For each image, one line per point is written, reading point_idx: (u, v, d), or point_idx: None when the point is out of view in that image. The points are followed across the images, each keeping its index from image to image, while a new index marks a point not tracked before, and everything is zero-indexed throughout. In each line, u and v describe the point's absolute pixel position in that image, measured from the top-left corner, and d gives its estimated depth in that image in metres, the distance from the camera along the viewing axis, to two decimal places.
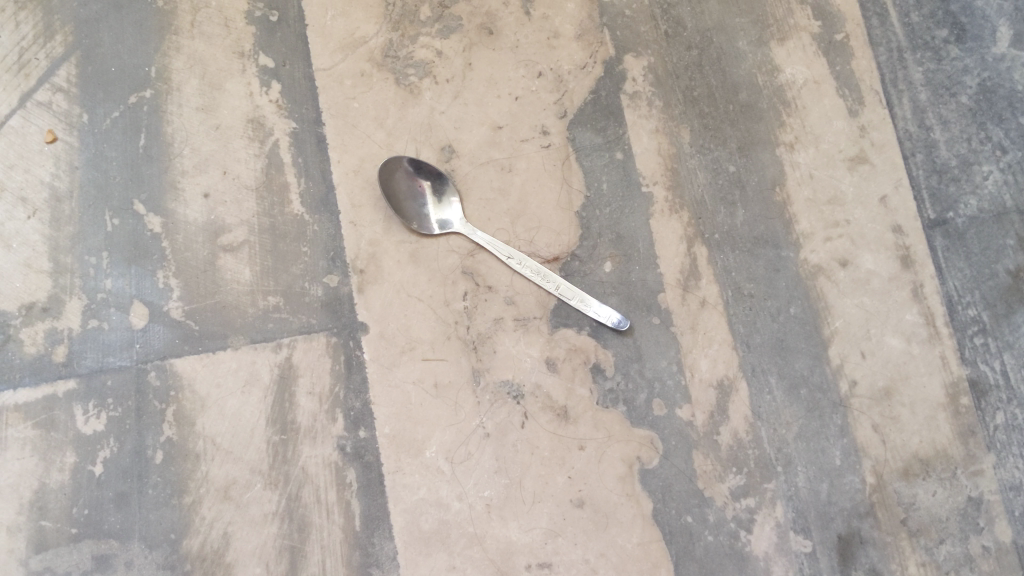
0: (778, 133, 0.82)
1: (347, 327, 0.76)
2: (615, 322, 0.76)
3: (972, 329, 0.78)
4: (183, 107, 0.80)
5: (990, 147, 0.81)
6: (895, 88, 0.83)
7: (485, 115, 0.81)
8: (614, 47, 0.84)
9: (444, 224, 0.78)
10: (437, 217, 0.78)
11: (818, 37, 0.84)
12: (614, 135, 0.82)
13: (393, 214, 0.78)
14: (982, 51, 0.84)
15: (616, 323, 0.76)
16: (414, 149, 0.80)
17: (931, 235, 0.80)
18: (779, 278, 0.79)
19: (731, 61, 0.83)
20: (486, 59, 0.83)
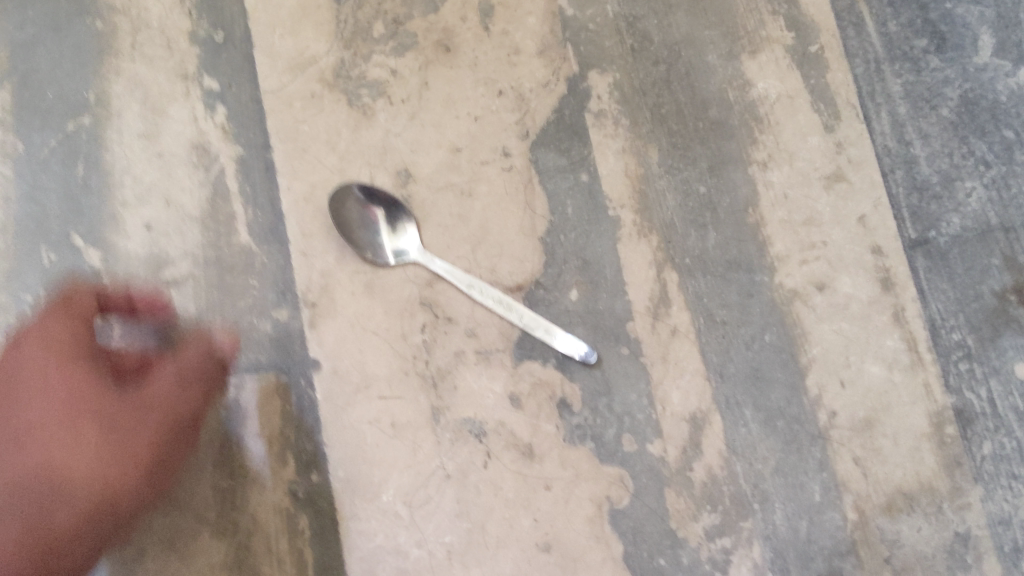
0: (751, 152, 0.78)
1: (298, 364, 0.73)
2: (583, 354, 0.72)
3: (957, 354, 0.74)
4: (124, 133, 0.77)
5: (973, 162, 0.78)
6: (872, 102, 0.79)
7: (443, 137, 0.77)
8: (578, 63, 0.80)
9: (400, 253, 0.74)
10: (392, 246, 0.74)
11: (791, 49, 0.80)
12: (579, 156, 0.78)
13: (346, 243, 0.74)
14: (963, 61, 0.80)
15: (583, 355, 0.72)
16: (368, 173, 0.76)
17: (912, 256, 0.76)
18: (754, 304, 0.75)
19: (700, 76, 0.80)
20: (444, 78, 0.79)
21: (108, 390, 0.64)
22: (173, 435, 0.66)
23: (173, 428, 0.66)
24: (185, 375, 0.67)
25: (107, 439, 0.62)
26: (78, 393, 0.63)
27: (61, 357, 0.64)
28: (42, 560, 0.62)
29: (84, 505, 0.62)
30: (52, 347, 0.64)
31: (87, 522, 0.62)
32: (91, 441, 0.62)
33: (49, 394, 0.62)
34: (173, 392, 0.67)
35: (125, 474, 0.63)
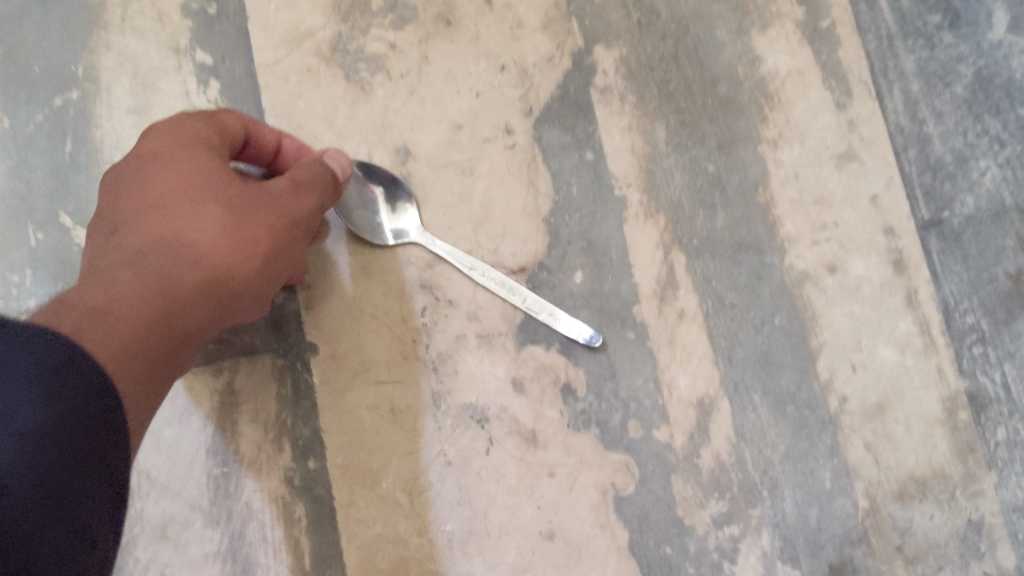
0: (760, 130, 0.76)
1: (294, 348, 0.71)
2: (587, 337, 0.70)
3: (970, 338, 0.72)
4: (114, 108, 0.74)
5: (987, 141, 0.76)
6: (885, 79, 0.77)
7: (443, 113, 0.75)
8: (583, 37, 0.77)
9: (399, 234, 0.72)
10: (390, 226, 0.72)
11: (802, 25, 0.78)
12: (584, 133, 0.75)
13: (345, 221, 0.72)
14: (977, 37, 0.78)
15: (588, 339, 0.70)
16: (366, 151, 0.74)
17: (925, 238, 0.74)
18: (763, 286, 0.73)
19: (709, 51, 0.77)
20: (444, 52, 0.76)
21: (229, 178, 0.62)
22: (296, 236, 0.64)
23: (295, 230, 0.64)
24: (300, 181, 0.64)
25: (230, 205, 0.61)
26: (206, 180, 0.61)
27: (190, 149, 0.62)
28: (168, 326, 0.54)
29: (208, 265, 0.58)
30: (181, 139, 0.63)
31: (207, 286, 0.58)
32: (213, 222, 0.60)
33: (182, 173, 0.61)
34: (291, 191, 0.64)
35: (251, 240, 0.60)
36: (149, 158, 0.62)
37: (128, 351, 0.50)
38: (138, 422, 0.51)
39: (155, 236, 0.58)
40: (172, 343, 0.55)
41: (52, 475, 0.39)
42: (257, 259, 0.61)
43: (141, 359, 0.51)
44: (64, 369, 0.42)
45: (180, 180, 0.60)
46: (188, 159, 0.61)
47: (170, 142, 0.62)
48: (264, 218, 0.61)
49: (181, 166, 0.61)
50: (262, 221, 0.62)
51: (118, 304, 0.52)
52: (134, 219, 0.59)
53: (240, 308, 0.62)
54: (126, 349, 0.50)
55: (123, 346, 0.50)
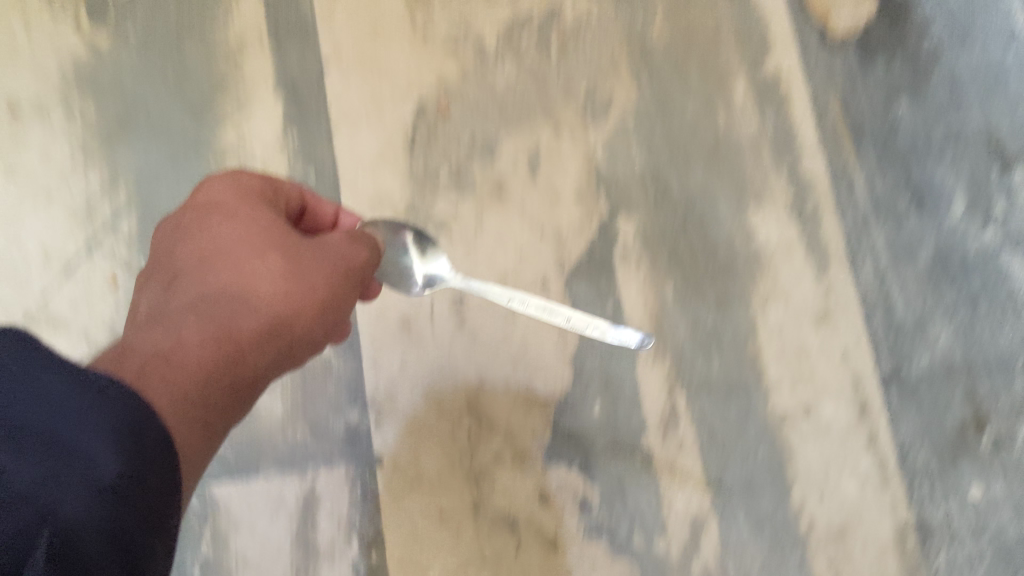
0: (752, 292, 0.92)
1: (364, 459, 0.87)
2: (637, 341, 0.72)
3: (920, 476, 0.87)
4: None
5: (943, 309, 0.91)
6: (857, 253, 0.93)
7: (493, 268, 0.92)
8: (608, 208, 0.94)
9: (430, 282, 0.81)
10: (422, 270, 0.82)
11: (790, 204, 0.94)
12: (606, 288, 0.92)
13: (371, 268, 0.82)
14: (938, 220, 0.93)
15: (638, 342, 0.72)
16: (431, 296, 0.91)
17: (886, 388, 0.90)
18: (749, 423, 0.89)
19: (712, 224, 0.93)
20: (496, 217, 0.93)
21: (287, 224, 0.67)
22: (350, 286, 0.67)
23: (349, 281, 0.67)
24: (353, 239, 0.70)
25: (291, 247, 0.64)
26: (264, 225, 0.66)
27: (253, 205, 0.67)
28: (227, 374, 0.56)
29: (268, 313, 0.60)
30: (235, 194, 0.68)
31: (268, 335, 0.60)
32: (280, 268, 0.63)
33: (245, 222, 0.65)
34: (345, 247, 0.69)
35: (313, 290, 0.63)
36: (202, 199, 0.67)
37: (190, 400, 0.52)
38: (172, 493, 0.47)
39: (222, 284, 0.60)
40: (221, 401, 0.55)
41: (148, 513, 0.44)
42: (317, 304, 0.63)
43: (203, 402, 0.53)
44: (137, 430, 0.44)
45: (239, 220, 0.65)
46: (250, 206, 0.68)
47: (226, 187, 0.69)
48: (325, 258, 0.66)
49: (239, 211, 0.66)
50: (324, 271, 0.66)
51: (170, 353, 0.53)
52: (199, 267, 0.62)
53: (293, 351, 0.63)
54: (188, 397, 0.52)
55: (190, 392, 0.52)
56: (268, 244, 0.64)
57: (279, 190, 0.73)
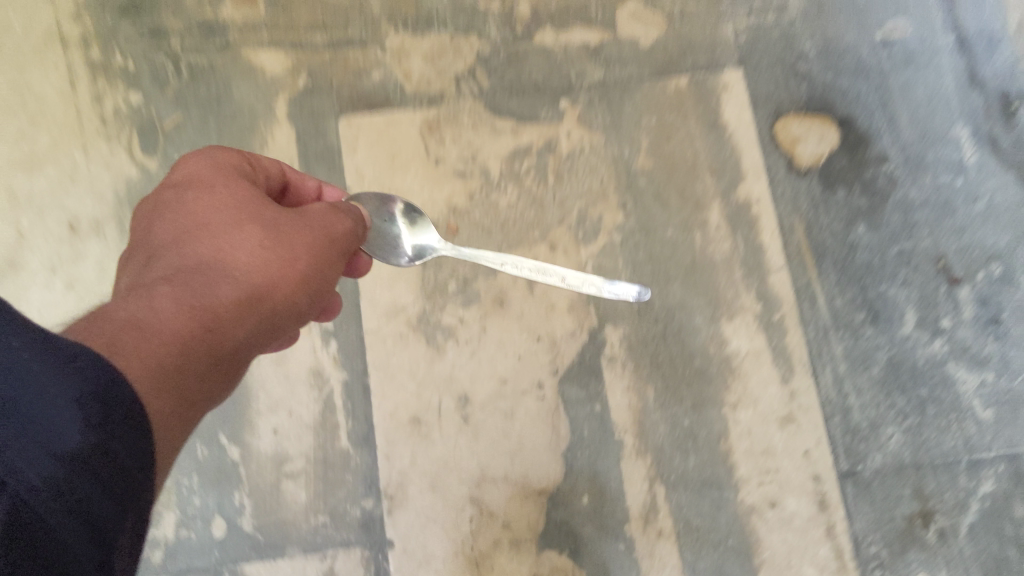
0: (724, 395, 1.03)
1: (378, 542, 0.99)
2: (634, 292, 0.88)
3: (872, 564, 0.99)
4: (261, 359, 1.03)
5: (894, 413, 1.03)
6: (819, 362, 1.04)
7: (494, 370, 1.03)
8: (597, 317, 1.05)
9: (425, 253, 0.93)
10: (412, 240, 0.94)
11: (758, 316, 1.06)
12: (595, 390, 1.03)
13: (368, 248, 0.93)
14: (891, 331, 1.05)
15: (635, 293, 0.88)
16: (438, 395, 1.02)
17: (843, 484, 1.01)
18: (721, 514, 1.00)
19: (688, 333, 1.05)
20: (498, 324, 1.05)
21: (263, 201, 0.72)
22: (333, 252, 0.73)
23: (331, 250, 0.73)
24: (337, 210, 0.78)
25: (264, 213, 0.70)
26: (240, 202, 0.70)
27: (227, 182, 0.72)
28: (211, 338, 0.59)
29: (247, 283, 0.64)
30: (209, 173, 0.73)
31: (248, 299, 0.64)
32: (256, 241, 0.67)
33: (217, 193, 0.70)
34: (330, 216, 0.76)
35: (290, 256, 0.68)
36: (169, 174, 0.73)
37: (173, 360, 0.54)
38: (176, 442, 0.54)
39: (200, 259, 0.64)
40: (207, 357, 0.58)
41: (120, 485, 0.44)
42: (292, 268, 0.68)
43: (181, 360, 0.55)
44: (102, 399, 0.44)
45: (211, 190, 0.70)
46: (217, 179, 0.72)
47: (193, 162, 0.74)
48: (298, 222, 0.71)
49: (210, 183, 0.71)
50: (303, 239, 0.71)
51: (153, 321, 0.55)
52: (179, 244, 0.66)
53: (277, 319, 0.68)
54: (169, 356, 0.54)
55: (168, 355, 0.54)
56: (237, 212, 0.69)
57: (255, 166, 0.79)
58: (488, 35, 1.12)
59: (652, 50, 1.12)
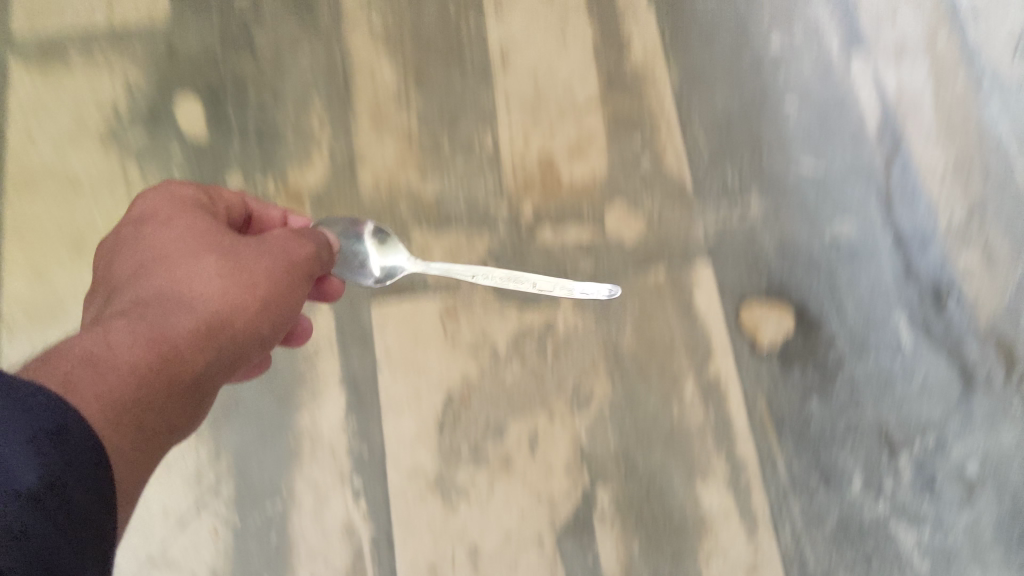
0: (698, 549, 1.20)
1: None
2: (606, 292, 1.24)
3: None
4: (302, 513, 1.20)
5: (844, 565, 1.20)
6: (779, 520, 1.22)
7: (500, 526, 1.20)
8: (589, 478, 1.23)
9: (394, 273, 1.26)
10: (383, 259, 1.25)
11: (728, 479, 1.23)
12: (587, 543, 1.20)
13: (346, 272, 1.25)
14: (840, 493, 1.22)
15: (607, 292, 1.24)
16: (453, 547, 1.19)
17: None
18: None
19: (668, 493, 1.22)
20: (504, 484, 1.22)
21: (215, 237, 0.92)
22: (283, 273, 0.94)
23: (283, 272, 0.94)
24: (293, 236, 1.00)
25: (232, 255, 0.91)
26: (193, 239, 0.91)
27: (182, 222, 0.93)
28: (168, 361, 0.77)
29: (204, 309, 0.84)
30: (167, 215, 0.94)
31: (204, 325, 0.83)
32: (210, 273, 0.87)
33: (171, 233, 0.91)
34: (285, 244, 0.97)
35: (240, 282, 0.88)
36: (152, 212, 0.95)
37: (129, 381, 0.73)
38: (145, 453, 0.72)
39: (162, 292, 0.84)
40: (168, 374, 0.77)
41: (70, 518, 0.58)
42: (254, 306, 0.89)
43: (140, 380, 0.73)
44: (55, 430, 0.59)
45: (189, 232, 0.92)
46: (194, 224, 0.94)
47: (172, 205, 0.97)
48: (260, 264, 0.92)
49: (181, 224, 0.93)
50: (253, 265, 0.91)
51: (113, 351, 0.74)
52: (146, 278, 0.86)
53: (239, 350, 0.88)
54: (124, 378, 0.72)
55: (127, 377, 0.72)
56: (205, 251, 0.90)
57: (207, 203, 1.01)
58: (498, 233, 1.33)
59: (636, 247, 1.33)
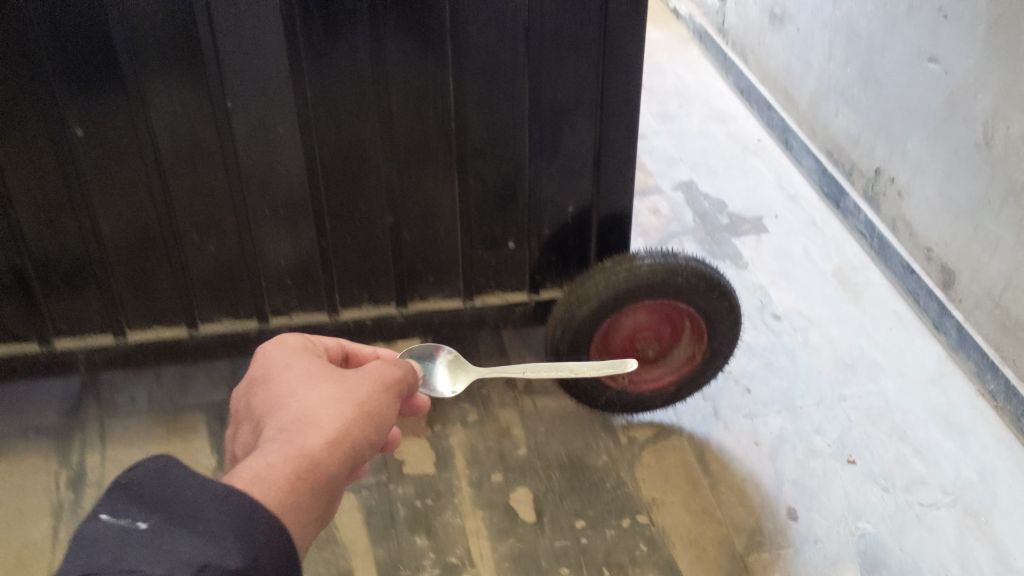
0: None
1: None
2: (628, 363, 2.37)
3: None
4: None
5: None
6: None
7: None
8: None
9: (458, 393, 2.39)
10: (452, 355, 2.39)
11: None
12: None
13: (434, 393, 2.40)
14: None
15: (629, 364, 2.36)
16: None
17: None
18: None
19: None
20: None
21: (319, 376, 1.67)
22: (374, 389, 1.67)
23: (373, 389, 1.67)
24: (380, 365, 1.75)
25: (335, 392, 1.62)
26: (308, 380, 1.66)
27: (297, 368, 1.70)
28: (306, 456, 1.50)
29: (328, 421, 1.56)
30: (286, 365, 1.71)
31: (329, 427, 1.55)
32: (323, 400, 1.60)
33: (291, 376, 1.67)
34: (372, 371, 1.72)
35: (346, 403, 1.61)
36: (280, 369, 1.70)
37: (286, 471, 1.45)
38: (306, 504, 1.44)
39: (298, 415, 1.57)
40: (306, 464, 1.49)
41: (264, 569, 1.27)
42: (355, 413, 1.60)
43: (292, 471, 1.46)
44: (252, 522, 1.30)
45: (308, 381, 1.66)
46: (308, 374, 1.68)
47: (292, 362, 1.72)
48: (358, 389, 1.65)
49: (298, 372, 1.68)
50: (352, 389, 1.65)
51: (270, 463, 1.46)
52: (285, 405, 1.61)
53: (361, 444, 1.60)
54: (280, 471, 1.44)
55: (280, 470, 1.45)
56: (317, 388, 1.63)
57: (302, 346, 1.78)
58: None
59: None
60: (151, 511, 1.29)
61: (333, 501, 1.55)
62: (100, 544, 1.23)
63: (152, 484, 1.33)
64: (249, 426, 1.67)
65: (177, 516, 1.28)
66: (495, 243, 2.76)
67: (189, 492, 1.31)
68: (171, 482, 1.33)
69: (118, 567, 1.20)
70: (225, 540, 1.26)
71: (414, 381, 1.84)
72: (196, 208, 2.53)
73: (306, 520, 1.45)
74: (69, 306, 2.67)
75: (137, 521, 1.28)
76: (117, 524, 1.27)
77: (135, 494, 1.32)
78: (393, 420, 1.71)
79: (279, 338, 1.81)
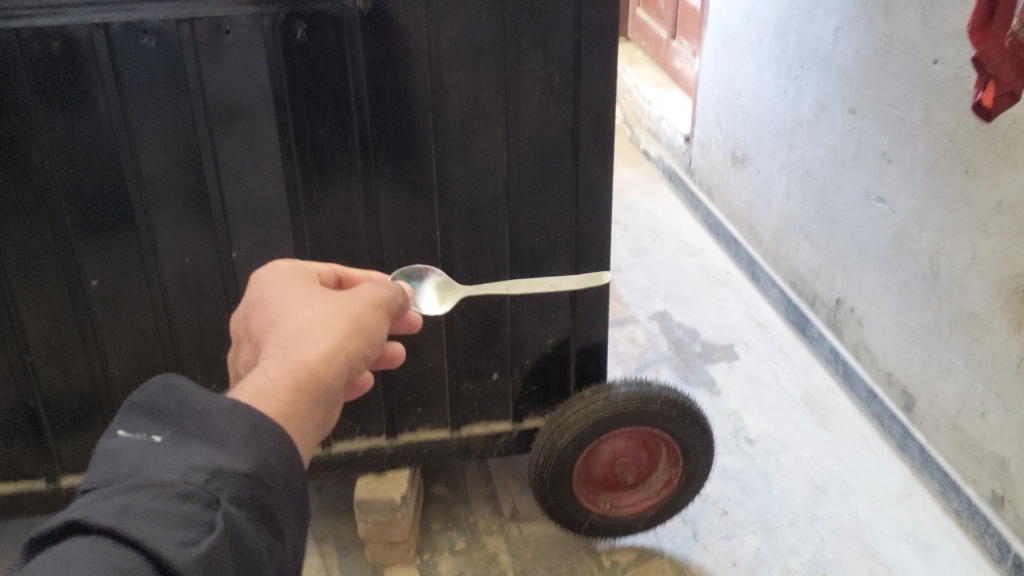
0: None
1: None
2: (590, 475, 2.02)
3: None
4: None
5: None
6: None
7: None
8: None
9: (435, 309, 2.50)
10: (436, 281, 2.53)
11: None
12: None
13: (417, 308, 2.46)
14: None
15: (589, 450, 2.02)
16: None
17: None
18: None
19: None
20: None
21: (311, 296, 1.63)
22: (368, 312, 1.63)
23: (367, 312, 1.64)
24: (372, 289, 1.72)
25: (327, 307, 1.58)
26: (299, 301, 1.61)
27: (291, 291, 1.66)
28: (306, 366, 1.43)
29: (325, 334, 1.51)
30: (279, 290, 1.67)
31: (328, 341, 1.50)
32: (315, 314, 1.56)
33: (283, 301, 1.62)
34: (363, 295, 1.68)
35: (339, 318, 1.56)
36: (274, 292, 1.65)
37: (287, 380, 1.39)
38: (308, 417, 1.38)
39: (293, 329, 1.52)
40: (304, 373, 1.42)
41: (272, 476, 1.21)
42: (348, 326, 1.55)
43: (292, 381, 1.39)
44: (257, 429, 1.23)
45: (300, 300, 1.61)
46: (300, 295, 1.64)
47: (283, 286, 1.68)
48: (349, 307, 1.61)
49: (290, 294, 1.64)
50: (344, 307, 1.60)
51: (269, 375, 1.39)
52: (279, 322, 1.56)
53: (353, 347, 1.53)
54: (282, 382, 1.38)
55: (278, 380, 1.38)
56: (308, 306, 1.59)
57: (290, 274, 1.75)
58: None
59: None
60: (161, 422, 1.22)
61: (321, 390, 1.43)
62: (111, 457, 1.17)
63: (158, 396, 1.25)
64: (247, 348, 1.63)
65: (188, 424, 1.21)
66: (480, 375, 2.94)
67: (197, 399, 1.23)
68: (177, 391, 1.25)
69: (132, 475, 1.13)
70: (236, 445, 1.20)
71: (405, 302, 1.82)
72: (201, 351, 2.70)
73: (311, 435, 1.39)
74: (78, 446, 2.79)
75: (150, 433, 1.21)
76: (129, 437, 1.20)
77: (140, 409, 1.24)
78: (385, 335, 1.67)
79: (268, 268, 1.78)
